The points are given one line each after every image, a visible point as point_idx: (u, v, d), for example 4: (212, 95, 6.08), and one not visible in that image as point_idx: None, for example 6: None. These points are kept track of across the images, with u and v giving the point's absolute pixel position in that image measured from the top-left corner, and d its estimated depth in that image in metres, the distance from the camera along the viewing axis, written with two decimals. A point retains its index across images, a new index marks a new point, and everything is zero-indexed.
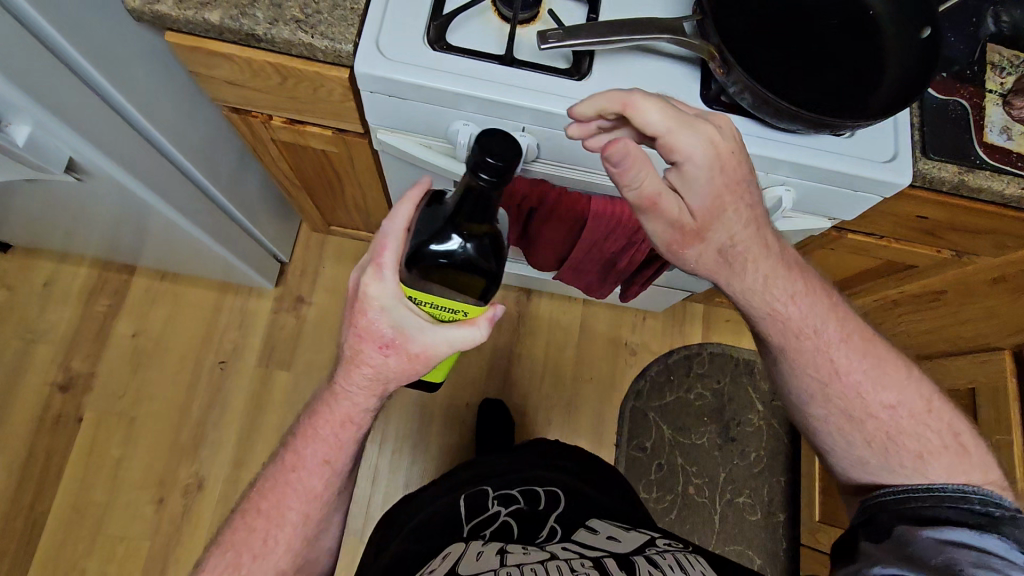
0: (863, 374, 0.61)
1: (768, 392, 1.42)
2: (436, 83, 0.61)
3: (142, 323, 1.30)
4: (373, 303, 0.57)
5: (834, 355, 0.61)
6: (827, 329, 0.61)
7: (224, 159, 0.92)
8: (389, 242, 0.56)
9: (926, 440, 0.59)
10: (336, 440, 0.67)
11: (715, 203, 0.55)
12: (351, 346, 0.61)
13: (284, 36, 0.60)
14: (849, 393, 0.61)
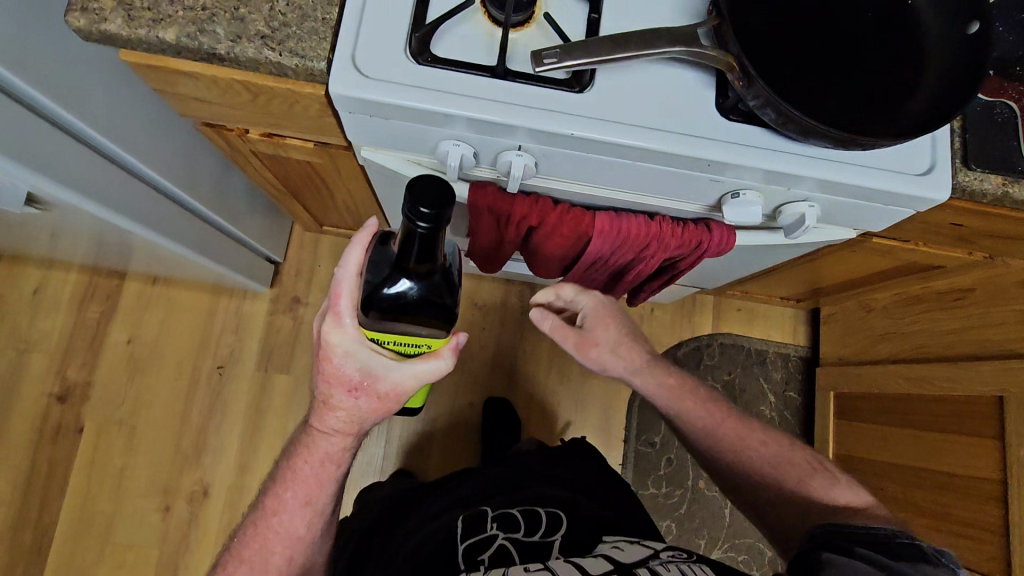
0: (732, 428, 0.77)
1: (780, 383, 1.38)
2: (421, 103, 0.55)
3: (136, 329, 1.27)
4: (337, 349, 0.57)
5: (707, 416, 0.78)
6: (694, 403, 0.79)
7: (202, 169, 0.87)
8: (344, 290, 0.55)
9: (799, 468, 0.72)
10: (316, 479, 0.68)
11: (606, 324, 0.76)
12: (322, 390, 0.61)
13: (248, 54, 0.54)
14: (730, 441, 0.76)
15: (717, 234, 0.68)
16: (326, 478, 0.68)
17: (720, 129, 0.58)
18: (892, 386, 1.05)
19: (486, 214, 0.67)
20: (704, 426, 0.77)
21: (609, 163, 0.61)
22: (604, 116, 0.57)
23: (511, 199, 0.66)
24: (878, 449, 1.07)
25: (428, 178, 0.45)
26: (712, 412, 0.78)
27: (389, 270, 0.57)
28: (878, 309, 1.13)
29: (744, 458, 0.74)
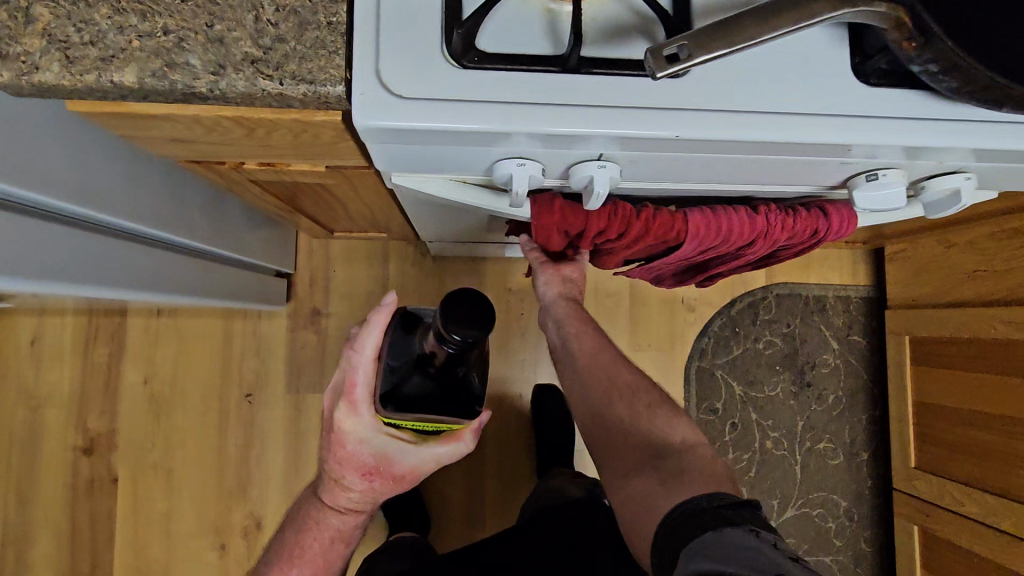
0: (599, 353, 0.65)
1: (843, 328, 1.29)
2: (475, 124, 0.41)
3: (150, 367, 1.17)
4: (351, 436, 0.57)
5: (584, 338, 0.66)
6: (585, 330, 0.67)
7: (190, 202, 0.73)
8: (356, 381, 0.54)
9: (641, 398, 0.61)
10: (328, 546, 0.68)
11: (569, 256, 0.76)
12: (337, 470, 0.61)
13: (239, 88, 0.40)
14: (587, 359, 0.64)
15: (836, 218, 0.56)
16: (334, 547, 0.69)
17: (858, 102, 0.45)
18: (987, 333, 0.97)
19: (555, 233, 0.55)
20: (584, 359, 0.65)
21: (710, 158, 0.48)
22: (711, 107, 0.43)
23: (584, 213, 0.53)
24: (974, 399, 0.99)
25: (457, 300, 0.49)
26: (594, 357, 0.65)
27: (409, 363, 0.56)
28: (960, 245, 1.02)
29: (590, 374, 0.63)
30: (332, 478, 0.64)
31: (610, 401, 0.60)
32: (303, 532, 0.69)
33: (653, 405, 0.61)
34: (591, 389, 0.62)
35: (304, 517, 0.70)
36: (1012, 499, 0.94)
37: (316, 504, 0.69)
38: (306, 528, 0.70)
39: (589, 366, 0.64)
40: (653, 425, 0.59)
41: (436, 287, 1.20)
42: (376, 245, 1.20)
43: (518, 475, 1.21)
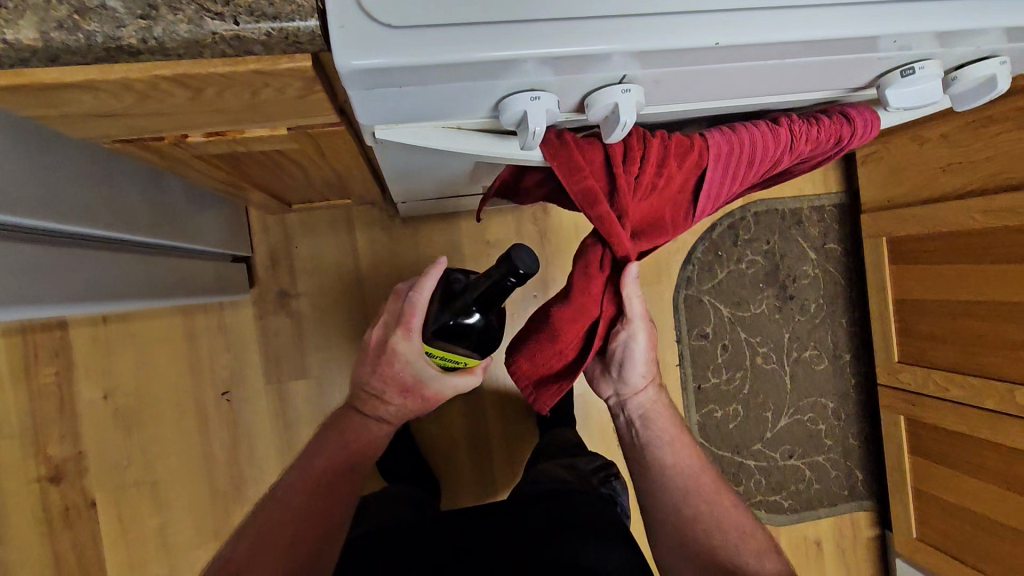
0: (699, 477, 0.67)
1: (819, 238, 1.30)
2: (486, 52, 0.34)
3: (108, 379, 1.06)
4: (398, 358, 0.56)
5: (681, 459, 0.68)
6: (679, 448, 0.69)
7: (125, 188, 0.63)
8: (414, 308, 0.54)
9: (756, 540, 0.64)
10: (354, 457, 0.62)
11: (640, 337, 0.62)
12: (376, 384, 0.60)
13: (181, 34, 0.31)
14: (695, 489, 0.66)
15: (861, 121, 0.52)
16: (359, 462, 0.62)
17: None
18: (964, 224, 0.98)
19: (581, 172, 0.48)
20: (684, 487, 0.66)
21: (742, 67, 0.42)
22: (751, 4, 0.37)
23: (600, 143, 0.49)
24: (954, 289, 1.02)
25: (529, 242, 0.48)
26: (698, 488, 0.66)
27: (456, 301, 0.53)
28: (933, 139, 1.03)
29: (705, 513, 0.64)
30: (366, 396, 0.62)
31: (732, 546, 0.62)
32: (324, 444, 0.63)
33: (769, 548, 0.63)
34: (707, 532, 0.63)
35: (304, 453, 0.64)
36: (994, 379, 0.98)
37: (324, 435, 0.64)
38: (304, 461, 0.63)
39: (698, 500, 0.65)
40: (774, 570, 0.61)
41: (410, 250, 1.12)
42: (338, 213, 1.10)
43: (521, 429, 1.19)
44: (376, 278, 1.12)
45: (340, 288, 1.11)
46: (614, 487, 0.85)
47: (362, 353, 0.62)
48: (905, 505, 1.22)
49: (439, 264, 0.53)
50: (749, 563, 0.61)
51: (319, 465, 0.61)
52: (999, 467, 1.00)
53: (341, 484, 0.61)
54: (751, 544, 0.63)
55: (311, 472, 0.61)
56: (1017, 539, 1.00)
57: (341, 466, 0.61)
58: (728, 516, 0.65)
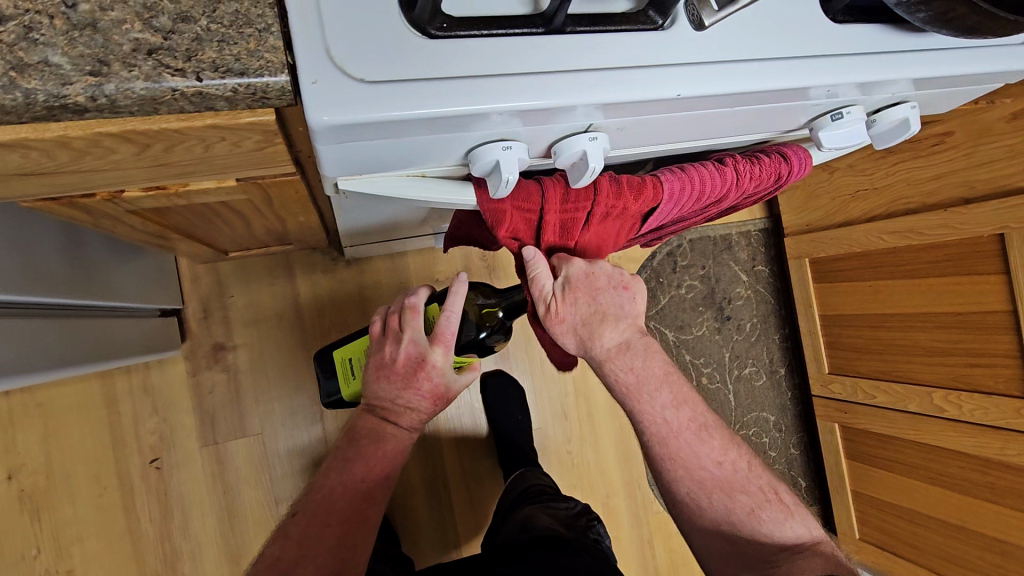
0: (692, 436, 0.62)
1: (748, 260, 1.38)
2: (462, 105, 0.34)
3: (11, 458, 0.93)
4: (437, 368, 0.59)
5: (671, 420, 0.61)
6: (674, 404, 0.61)
7: (42, 248, 0.57)
8: (450, 323, 0.57)
9: (752, 496, 0.63)
10: (390, 466, 0.63)
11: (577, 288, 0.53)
12: (409, 400, 0.61)
13: (136, 91, 0.29)
14: (685, 454, 0.61)
15: (796, 159, 0.56)
16: (394, 468, 0.63)
17: (835, 39, 0.43)
18: (875, 244, 1.08)
19: (519, 222, 0.49)
20: (685, 451, 0.61)
21: (694, 114, 0.45)
22: (704, 57, 0.40)
23: (537, 191, 0.48)
24: (871, 303, 1.11)
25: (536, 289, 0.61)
26: (701, 452, 0.62)
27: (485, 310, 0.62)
28: (842, 168, 1.13)
29: (697, 476, 0.62)
30: (392, 408, 0.62)
31: (724, 507, 0.62)
32: (358, 449, 0.62)
33: (765, 498, 0.63)
34: (704, 497, 0.62)
35: (334, 459, 0.63)
36: (913, 384, 1.07)
37: (353, 442, 0.63)
38: (337, 466, 0.62)
39: (686, 465, 0.62)
40: (772, 525, 0.62)
41: (356, 294, 1.09)
42: (277, 259, 1.05)
43: (479, 470, 1.16)
44: (320, 325, 1.07)
45: (281, 337, 1.05)
46: (597, 531, 0.82)
47: (383, 371, 0.61)
48: (848, 508, 1.28)
49: (464, 280, 0.56)
50: (740, 520, 0.62)
51: (358, 473, 0.61)
52: (927, 465, 1.08)
53: (380, 492, 0.62)
54: (745, 499, 0.62)
55: (353, 480, 0.61)
56: (947, 531, 1.07)
57: (380, 473, 0.62)
58: (736, 464, 0.63)
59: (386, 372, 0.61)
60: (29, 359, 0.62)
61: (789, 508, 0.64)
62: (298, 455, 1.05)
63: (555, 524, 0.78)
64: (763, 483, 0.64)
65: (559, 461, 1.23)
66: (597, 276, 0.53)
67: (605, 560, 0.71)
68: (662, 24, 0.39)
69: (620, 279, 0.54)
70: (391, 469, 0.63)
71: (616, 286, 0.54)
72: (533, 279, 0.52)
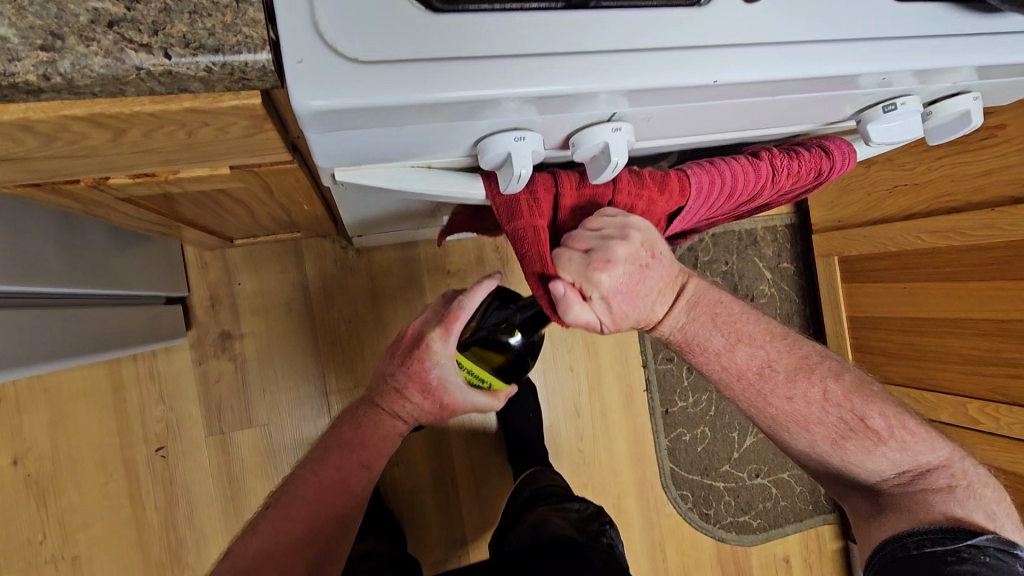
0: (755, 377, 0.56)
1: (773, 257, 1.32)
2: (467, 88, 0.30)
3: (18, 442, 0.93)
4: (432, 355, 0.55)
5: (730, 362, 0.56)
6: (733, 342, 0.56)
7: (32, 236, 0.54)
8: (463, 310, 0.53)
9: (836, 427, 0.56)
10: (370, 452, 0.60)
11: (619, 291, 0.47)
12: (399, 383, 0.58)
13: (95, 69, 0.25)
14: (750, 398, 0.57)
15: (839, 154, 0.51)
16: (375, 456, 0.60)
17: (895, 21, 0.38)
18: (913, 244, 1.01)
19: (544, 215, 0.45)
20: (759, 396, 0.57)
21: (731, 104, 0.40)
22: (745, 38, 0.35)
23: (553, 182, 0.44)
24: (905, 306, 1.05)
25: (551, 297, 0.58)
26: (778, 395, 0.56)
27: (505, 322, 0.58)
28: (880, 162, 1.06)
29: (769, 416, 0.57)
30: (384, 392, 0.59)
31: (808, 440, 0.57)
32: (338, 436, 0.61)
33: (851, 430, 0.56)
34: (786, 432, 0.58)
35: (321, 444, 0.62)
36: (947, 393, 1.01)
37: (346, 418, 0.62)
38: (320, 450, 0.61)
39: (757, 406, 0.57)
40: (861, 457, 0.56)
41: (365, 283, 1.06)
42: (285, 246, 1.02)
43: (488, 467, 1.13)
44: (329, 314, 1.05)
45: (289, 326, 1.03)
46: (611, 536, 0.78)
47: (393, 345, 0.60)
48: None
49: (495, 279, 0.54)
50: (825, 452, 0.57)
51: (332, 461, 0.59)
52: None
53: (354, 480, 0.59)
54: (827, 432, 0.56)
55: (326, 467, 0.58)
56: None
57: (355, 461, 0.59)
58: (818, 392, 0.56)
59: (394, 348, 0.60)
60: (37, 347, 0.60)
61: (882, 435, 0.56)
62: (304, 447, 1.03)
63: (568, 528, 0.74)
64: (853, 395, 0.56)
65: (570, 459, 1.19)
66: (630, 271, 0.46)
67: (619, 568, 0.66)
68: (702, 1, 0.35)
69: (647, 249, 0.46)
70: (370, 459, 0.59)
71: (656, 260, 0.48)
72: (573, 321, 0.47)
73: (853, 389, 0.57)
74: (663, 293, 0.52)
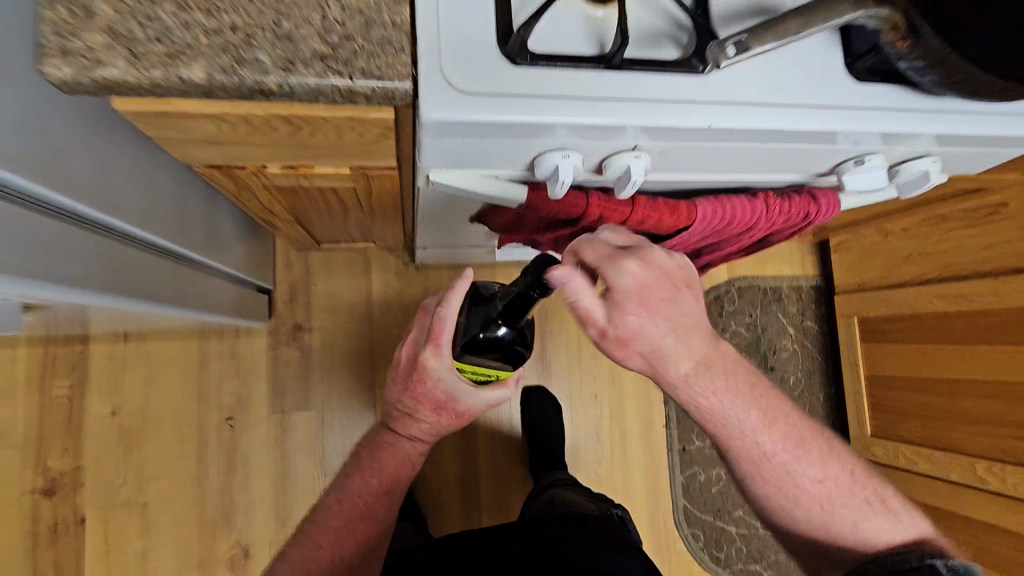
0: (782, 450, 0.58)
1: (797, 314, 1.40)
2: (534, 115, 0.44)
3: (117, 397, 1.09)
4: (430, 373, 0.57)
5: (762, 441, 0.58)
6: (764, 419, 0.58)
7: (187, 212, 0.71)
8: (443, 323, 0.54)
9: (856, 506, 0.60)
10: (390, 479, 0.68)
11: (637, 299, 0.49)
12: (410, 404, 0.63)
13: (308, 83, 0.41)
14: (780, 473, 0.59)
15: (825, 201, 0.63)
16: (396, 482, 0.68)
17: (856, 94, 0.51)
18: (926, 307, 1.09)
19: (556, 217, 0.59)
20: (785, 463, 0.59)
21: (728, 148, 0.53)
22: (737, 99, 0.48)
23: (584, 200, 0.58)
24: (918, 366, 1.11)
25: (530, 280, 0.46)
26: (797, 458, 0.59)
27: (485, 319, 0.53)
28: (896, 232, 1.15)
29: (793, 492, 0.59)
30: (398, 416, 0.65)
31: (825, 522, 0.60)
32: (361, 463, 0.70)
33: (871, 507, 0.60)
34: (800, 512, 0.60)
35: (341, 477, 0.70)
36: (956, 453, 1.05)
37: (365, 451, 0.70)
38: (341, 485, 0.69)
39: (784, 482, 0.59)
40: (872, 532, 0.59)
41: (420, 295, 1.20)
42: (358, 257, 1.19)
43: (511, 477, 1.22)
44: (386, 318, 1.19)
45: (352, 325, 1.18)
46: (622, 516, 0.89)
47: (393, 372, 0.63)
48: None
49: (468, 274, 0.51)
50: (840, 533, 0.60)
51: (357, 488, 0.68)
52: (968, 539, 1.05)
53: (381, 504, 0.67)
54: (847, 508, 0.60)
55: (351, 495, 0.67)
56: None
57: (377, 486, 0.67)
58: (835, 467, 0.61)
59: (394, 373, 0.63)
60: (196, 299, 0.76)
61: (896, 511, 0.61)
62: (350, 433, 1.16)
63: (585, 503, 0.86)
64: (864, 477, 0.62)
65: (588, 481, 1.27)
66: (655, 282, 0.50)
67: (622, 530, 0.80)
68: (703, 69, 0.47)
69: (686, 276, 0.52)
70: (391, 482, 0.68)
71: (681, 290, 0.51)
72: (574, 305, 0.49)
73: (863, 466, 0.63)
74: (690, 340, 0.52)
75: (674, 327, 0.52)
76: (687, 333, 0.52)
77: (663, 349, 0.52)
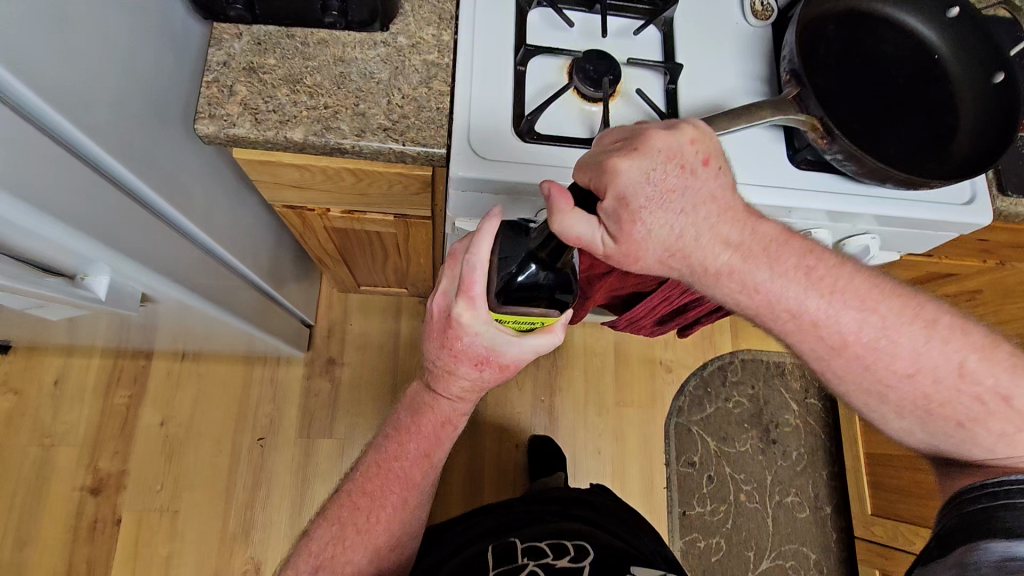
0: (862, 346, 0.54)
1: (801, 391, 1.45)
2: (536, 178, 0.58)
3: (167, 409, 1.23)
4: (466, 328, 0.52)
5: (838, 331, 0.54)
6: (831, 305, 0.53)
7: (260, 245, 0.88)
8: (473, 271, 0.49)
9: (965, 404, 0.54)
10: (428, 445, 0.68)
11: (642, 197, 0.48)
12: (447, 360, 0.57)
13: (373, 146, 0.57)
14: (864, 373, 0.55)
15: None
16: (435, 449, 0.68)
17: (797, 179, 0.64)
18: None
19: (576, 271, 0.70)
20: (871, 371, 0.55)
21: None
22: None
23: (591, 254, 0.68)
24: None
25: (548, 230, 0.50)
26: (882, 363, 0.54)
27: (517, 257, 0.50)
28: None
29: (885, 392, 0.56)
30: (438, 371, 0.60)
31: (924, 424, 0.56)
32: (399, 423, 0.69)
33: (989, 409, 0.54)
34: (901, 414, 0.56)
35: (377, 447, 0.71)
36: None
37: (401, 417, 0.69)
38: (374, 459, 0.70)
39: (874, 379, 0.55)
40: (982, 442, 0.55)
41: None
42: (390, 302, 1.34)
43: None
44: (410, 359, 1.31)
45: (379, 363, 1.31)
46: None
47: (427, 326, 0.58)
48: None
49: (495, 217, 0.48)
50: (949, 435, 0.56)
51: (392, 457, 0.69)
52: None
53: (418, 472, 0.69)
54: (949, 397, 0.55)
55: (389, 461, 0.69)
56: None
57: (417, 453, 0.68)
58: (936, 370, 0.54)
59: (429, 329, 0.57)
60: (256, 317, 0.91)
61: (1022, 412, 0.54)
62: None
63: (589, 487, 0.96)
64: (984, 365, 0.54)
65: None
66: (664, 163, 0.48)
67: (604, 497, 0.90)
68: None
69: (700, 149, 0.49)
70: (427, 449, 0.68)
71: (695, 162, 0.49)
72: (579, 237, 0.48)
73: (989, 357, 0.54)
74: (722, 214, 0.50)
75: (693, 201, 0.49)
76: (709, 201, 0.50)
77: (686, 226, 0.50)
